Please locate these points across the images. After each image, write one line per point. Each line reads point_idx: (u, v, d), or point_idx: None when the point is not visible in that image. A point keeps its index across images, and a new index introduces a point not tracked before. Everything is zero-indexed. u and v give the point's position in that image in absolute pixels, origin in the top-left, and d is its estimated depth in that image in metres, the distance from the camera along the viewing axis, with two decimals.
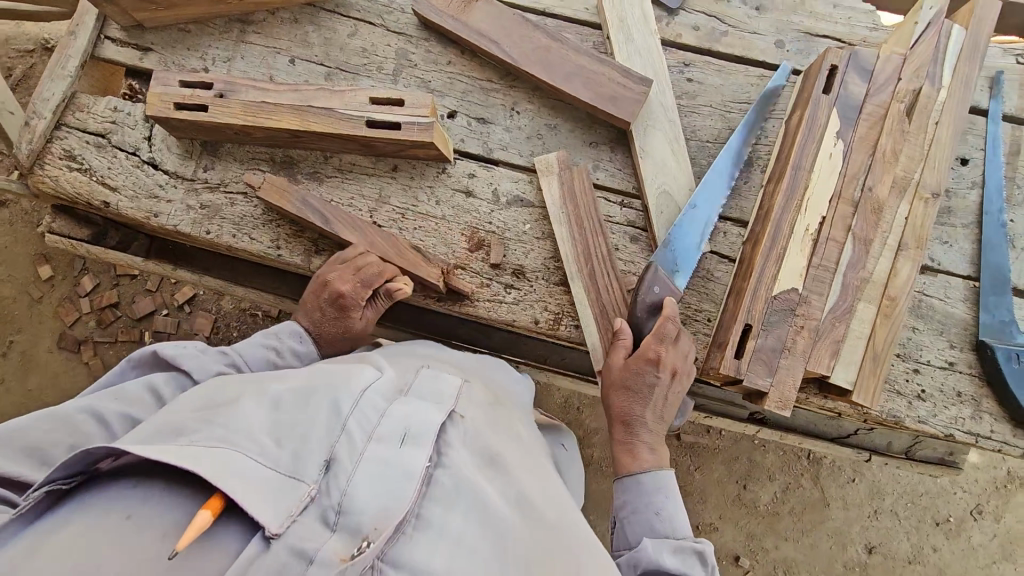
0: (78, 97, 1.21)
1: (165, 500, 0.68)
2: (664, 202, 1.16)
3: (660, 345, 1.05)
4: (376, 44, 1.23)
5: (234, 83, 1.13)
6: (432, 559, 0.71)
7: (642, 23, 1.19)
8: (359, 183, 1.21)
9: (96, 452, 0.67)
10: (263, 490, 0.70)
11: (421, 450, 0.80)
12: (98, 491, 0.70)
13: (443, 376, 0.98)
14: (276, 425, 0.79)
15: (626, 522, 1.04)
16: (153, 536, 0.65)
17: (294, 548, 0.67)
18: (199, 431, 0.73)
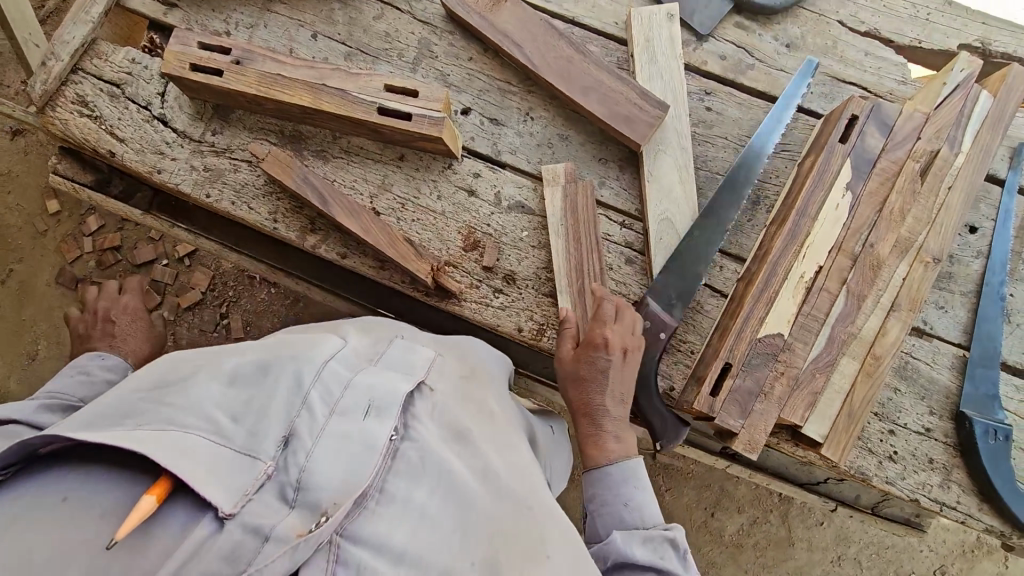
0: (98, 44, 1.21)
1: (110, 486, 0.69)
2: (664, 229, 1.15)
3: (601, 326, 1.04)
4: (400, 31, 1.23)
5: (253, 51, 1.13)
6: (393, 535, 0.74)
7: (668, 45, 1.18)
8: (364, 167, 1.21)
9: (35, 441, 0.67)
10: (215, 466, 0.70)
11: (386, 423, 0.81)
12: (37, 476, 0.69)
13: (413, 353, 1.00)
14: (232, 401, 0.78)
15: (596, 515, 0.99)
16: (93, 521, 0.66)
17: (248, 526, 0.67)
18: (146, 414, 0.73)
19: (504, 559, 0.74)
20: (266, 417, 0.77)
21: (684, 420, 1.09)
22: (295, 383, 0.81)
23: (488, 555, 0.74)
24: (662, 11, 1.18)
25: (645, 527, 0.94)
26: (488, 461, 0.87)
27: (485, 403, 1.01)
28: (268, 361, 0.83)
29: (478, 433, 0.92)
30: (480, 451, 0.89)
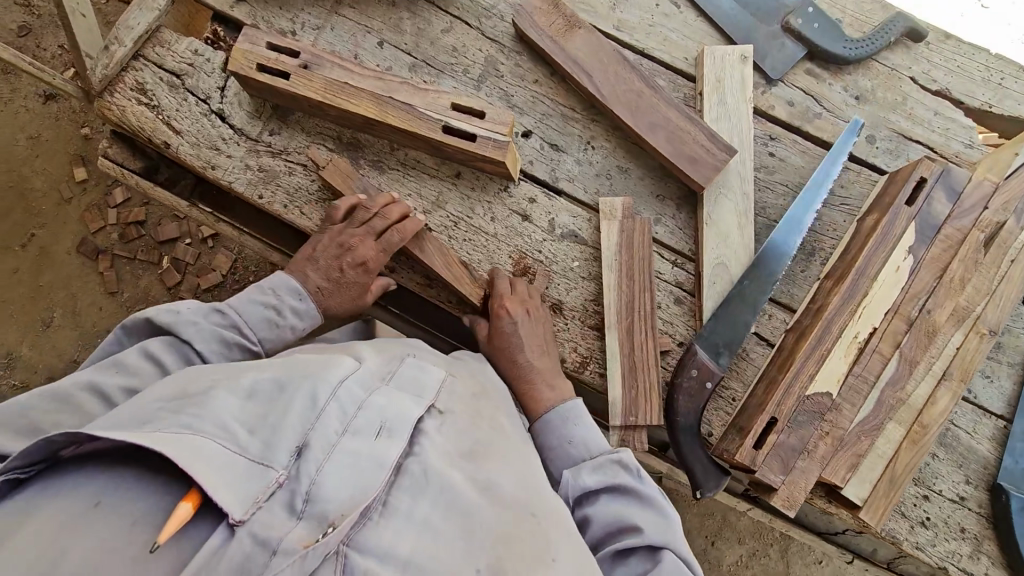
0: (162, 32, 1.20)
1: (137, 492, 0.67)
2: (719, 274, 1.13)
3: (495, 300, 1.11)
4: (467, 46, 1.21)
5: (321, 56, 1.11)
6: (398, 545, 0.73)
7: (739, 87, 1.16)
8: (420, 182, 1.19)
9: (56, 440, 0.66)
10: (229, 476, 0.69)
11: (395, 444, 0.82)
12: (65, 474, 0.69)
13: (425, 370, 0.98)
14: (248, 414, 0.78)
15: (549, 461, 1.05)
16: (124, 523, 0.65)
17: (257, 537, 0.66)
18: (164, 420, 0.72)
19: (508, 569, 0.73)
20: (281, 428, 0.77)
21: (724, 469, 1.10)
22: (308, 399, 0.81)
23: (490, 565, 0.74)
24: (736, 51, 1.16)
25: (589, 459, 1.00)
26: (494, 477, 0.86)
27: (498, 419, 0.98)
28: (283, 376, 0.84)
29: (487, 449, 0.91)
30: (488, 467, 0.87)
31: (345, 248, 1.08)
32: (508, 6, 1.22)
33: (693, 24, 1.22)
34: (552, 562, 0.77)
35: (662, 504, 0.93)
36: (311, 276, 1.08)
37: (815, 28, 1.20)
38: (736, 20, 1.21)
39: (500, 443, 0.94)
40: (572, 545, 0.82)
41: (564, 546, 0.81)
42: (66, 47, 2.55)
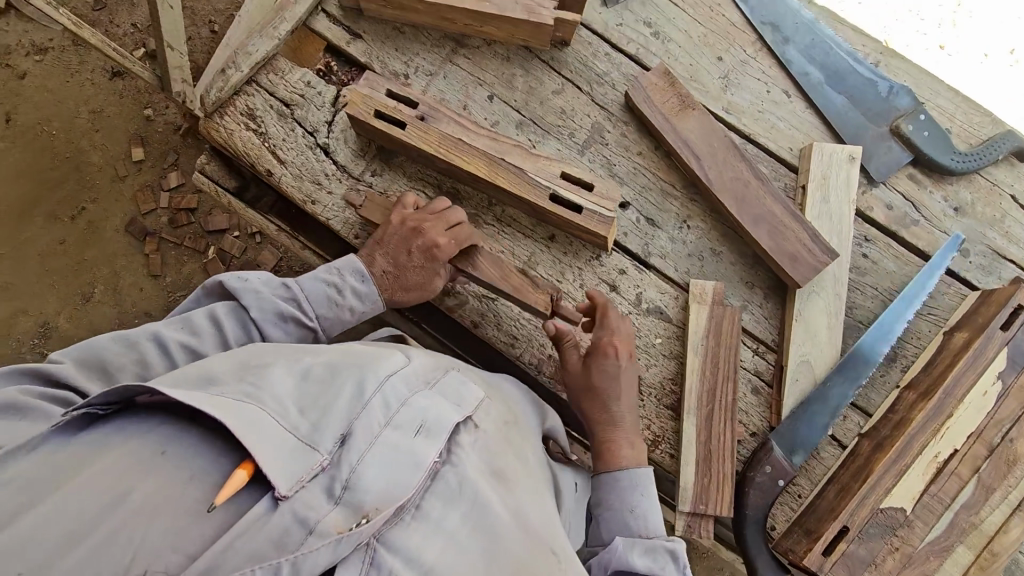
0: (277, 60, 1.21)
1: (200, 450, 0.68)
2: (802, 371, 1.13)
3: (604, 336, 1.08)
4: (575, 109, 1.22)
5: (437, 109, 1.13)
6: (425, 550, 0.73)
7: (844, 187, 1.16)
8: (513, 240, 1.20)
9: (135, 385, 0.68)
10: (280, 449, 0.70)
11: (434, 446, 0.80)
12: (133, 419, 0.69)
13: (466, 384, 0.95)
14: (303, 395, 0.79)
15: (601, 520, 1.03)
16: (182, 476, 0.65)
17: (298, 515, 0.67)
18: (229, 385, 0.75)
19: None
20: (329, 412, 0.77)
21: (784, 567, 1.10)
22: (358, 390, 0.81)
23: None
24: (844, 151, 1.17)
25: (641, 536, 0.97)
26: (520, 500, 0.86)
27: (524, 453, 0.96)
28: (336, 363, 0.85)
29: (516, 469, 0.90)
30: (515, 488, 0.87)
31: (413, 232, 1.08)
32: (621, 76, 1.23)
33: (801, 115, 1.23)
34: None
35: None
36: (378, 260, 1.08)
37: (924, 135, 1.20)
38: (846, 118, 1.21)
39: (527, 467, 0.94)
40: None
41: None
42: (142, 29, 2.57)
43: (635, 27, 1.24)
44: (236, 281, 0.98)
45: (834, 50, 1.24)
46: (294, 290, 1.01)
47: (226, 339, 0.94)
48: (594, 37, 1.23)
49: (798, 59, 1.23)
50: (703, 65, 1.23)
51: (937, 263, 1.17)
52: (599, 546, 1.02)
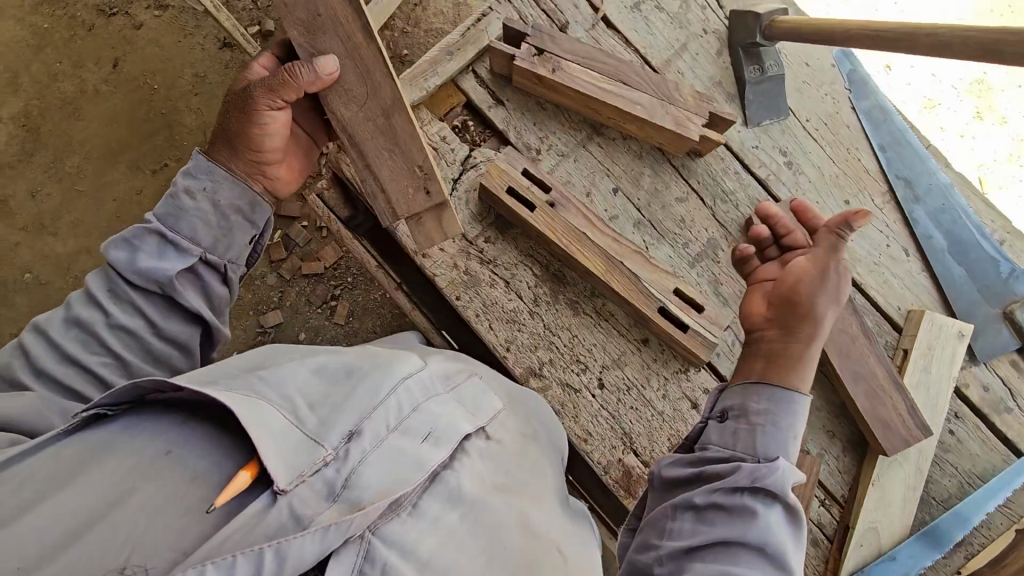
0: (419, 111, 1.24)
1: (205, 450, 0.73)
2: (868, 537, 1.12)
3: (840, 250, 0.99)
4: (695, 220, 1.23)
5: (568, 198, 1.17)
6: (421, 546, 0.73)
7: (946, 363, 1.16)
8: (607, 335, 1.20)
9: (144, 385, 0.73)
10: (283, 444, 0.72)
11: (439, 452, 0.80)
12: (143, 417, 0.75)
13: (487, 394, 0.97)
14: (315, 392, 0.81)
15: (753, 430, 0.84)
16: (183, 473, 0.70)
17: (294, 512, 0.68)
18: (236, 379, 0.79)
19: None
20: (341, 411, 0.78)
21: None
22: (373, 391, 0.81)
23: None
24: (955, 326, 1.17)
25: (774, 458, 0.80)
26: (527, 510, 0.84)
27: (542, 467, 0.96)
28: (354, 366, 0.86)
29: (524, 483, 0.89)
30: (522, 500, 0.85)
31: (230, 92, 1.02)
32: (747, 198, 1.23)
33: (915, 277, 1.21)
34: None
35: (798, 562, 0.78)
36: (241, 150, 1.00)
37: None
38: (962, 291, 1.20)
39: (539, 480, 0.93)
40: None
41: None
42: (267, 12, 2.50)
43: (770, 153, 1.25)
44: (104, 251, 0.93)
45: (962, 219, 1.23)
46: (151, 223, 0.92)
47: (106, 308, 0.90)
48: (728, 154, 1.24)
49: (925, 220, 1.23)
50: (830, 206, 1.23)
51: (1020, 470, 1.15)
52: (727, 451, 0.84)
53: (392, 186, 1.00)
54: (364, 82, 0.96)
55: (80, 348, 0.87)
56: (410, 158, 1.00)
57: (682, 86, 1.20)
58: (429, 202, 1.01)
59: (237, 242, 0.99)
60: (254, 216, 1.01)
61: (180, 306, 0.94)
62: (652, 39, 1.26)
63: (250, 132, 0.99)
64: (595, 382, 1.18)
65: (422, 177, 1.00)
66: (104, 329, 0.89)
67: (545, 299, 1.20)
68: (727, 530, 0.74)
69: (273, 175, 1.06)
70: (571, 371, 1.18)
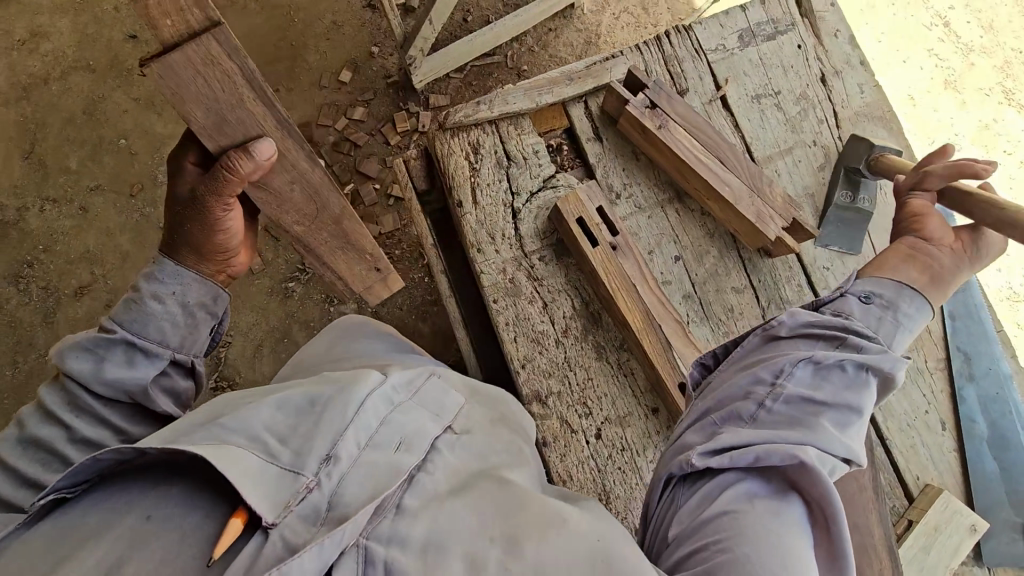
0: (523, 120, 1.29)
1: (185, 508, 0.66)
2: None
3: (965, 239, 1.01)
4: (743, 314, 1.21)
5: (630, 248, 1.18)
6: (414, 528, 0.70)
7: (949, 552, 1.09)
8: (621, 391, 1.19)
9: (103, 458, 0.67)
10: (262, 484, 0.68)
11: (416, 456, 0.78)
12: (105, 494, 0.68)
13: (448, 392, 0.93)
14: (280, 427, 0.76)
15: (894, 325, 0.90)
16: (171, 536, 0.64)
17: (286, 542, 0.64)
18: (194, 433, 0.71)
19: (525, 544, 0.69)
20: (313, 437, 0.74)
21: None
22: (341, 410, 0.77)
23: (506, 538, 0.70)
24: (969, 518, 1.10)
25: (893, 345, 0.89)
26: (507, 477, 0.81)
27: (517, 443, 0.93)
28: (314, 389, 0.81)
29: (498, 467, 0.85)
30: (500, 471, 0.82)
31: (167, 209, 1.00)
32: None
33: (944, 452, 1.16)
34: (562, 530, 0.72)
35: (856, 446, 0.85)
36: (204, 259, 1.02)
37: None
38: (989, 485, 1.14)
39: (511, 456, 0.88)
40: (582, 516, 0.75)
41: (572, 522, 0.74)
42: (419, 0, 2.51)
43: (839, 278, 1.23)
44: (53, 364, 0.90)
45: (1011, 413, 1.18)
46: (115, 331, 0.91)
47: (69, 420, 0.86)
48: (797, 265, 1.24)
49: (973, 401, 1.18)
50: None
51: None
52: (869, 331, 0.88)
53: (346, 271, 1.27)
54: (313, 202, 1.09)
55: (36, 470, 0.82)
56: (361, 249, 1.24)
57: (775, 184, 1.21)
58: (380, 276, 1.31)
59: (202, 335, 1.01)
60: (214, 306, 1.03)
61: (146, 410, 0.93)
62: (761, 132, 1.28)
63: (214, 239, 1.00)
64: (592, 430, 1.17)
65: (375, 263, 1.28)
66: (68, 443, 0.85)
67: (574, 333, 1.21)
68: (845, 393, 0.82)
69: (236, 268, 1.08)
70: (573, 410, 1.18)
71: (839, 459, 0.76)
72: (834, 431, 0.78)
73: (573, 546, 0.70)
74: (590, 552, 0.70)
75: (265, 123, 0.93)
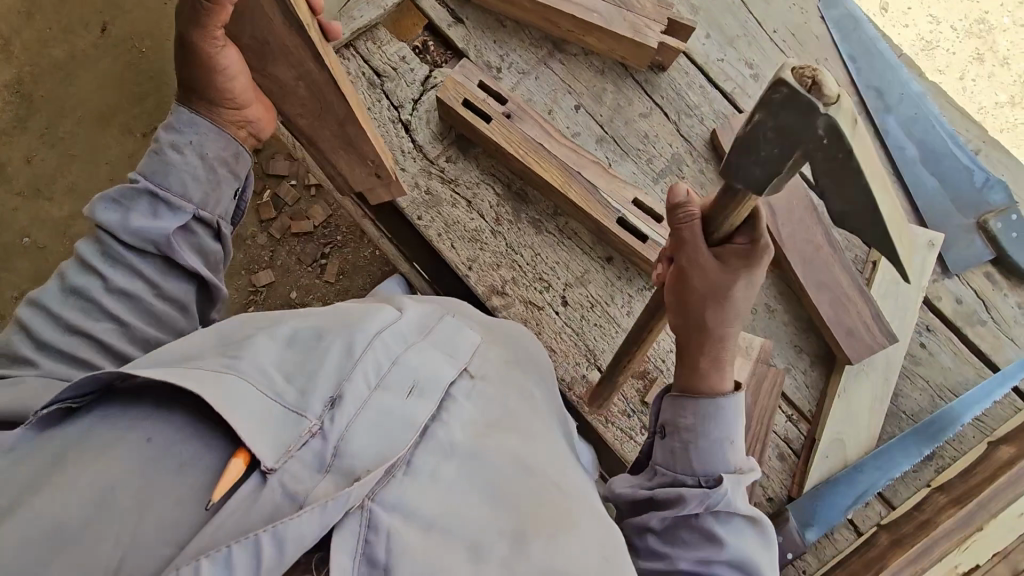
0: (378, 30, 1.23)
1: (189, 435, 0.58)
2: (834, 448, 1.11)
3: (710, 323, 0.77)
4: (659, 136, 1.20)
5: (525, 111, 1.15)
6: (422, 505, 0.61)
7: (917, 272, 1.13)
8: (570, 254, 1.19)
9: (107, 375, 0.58)
10: (263, 419, 0.60)
11: (427, 405, 0.68)
12: (107, 412, 0.60)
13: (461, 329, 0.82)
14: (286, 363, 0.66)
15: (690, 448, 0.78)
16: (171, 469, 0.56)
17: (287, 493, 0.57)
18: (203, 360, 0.64)
19: (533, 540, 0.61)
20: (316, 374, 0.65)
21: None
22: (343, 351, 0.67)
23: (513, 535, 0.61)
24: (925, 235, 1.13)
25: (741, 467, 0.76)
26: (524, 447, 0.72)
27: (530, 389, 0.84)
28: (324, 325, 0.71)
29: (519, 419, 0.76)
30: (517, 434, 0.73)
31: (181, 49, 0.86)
32: (712, 113, 1.20)
33: None
34: (577, 525, 0.65)
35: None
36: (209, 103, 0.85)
37: (1011, 236, 1.15)
38: (933, 201, 1.17)
39: (529, 412, 0.79)
40: (595, 514, 0.68)
41: (587, 517, 0.67)
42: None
43: (735, 64, 1.22)
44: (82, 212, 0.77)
45: (935, 128, 1.19)
46: (138, 181, 0.77)
47: (104, 271, 0.74)
48: (693, 68, 1.22)
49: (897, 131, 1.19)
50: None
51: (1002, 371, 1.13)
52: (669, 474, 0.79)
53: (348, 171, 1.13)
54: (317, 99, 0.99)
55: (80, 316, 0.72)
56: (362, 152, 1.07)
57: None
58: (380, 183, 1.10)
59: (226, 197, 0.83)
60: (237, 167, 0.85)
61: (178, 266, 0.79)
62: None
63: (211, 81, 0.83)
64: (558, 299, 1.17)
65: (373, 166, 1.08)
66: (105, 295, 0.73)
67: (506, 219, 1.19)
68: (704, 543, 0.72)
69: (251, 123, 0.91)
70: (533, 288, 1.17)
71: None
72: None
73: (584, 548, 0.63)
74: (607, 553, 0.64)
75: (274, 23, 0.85)
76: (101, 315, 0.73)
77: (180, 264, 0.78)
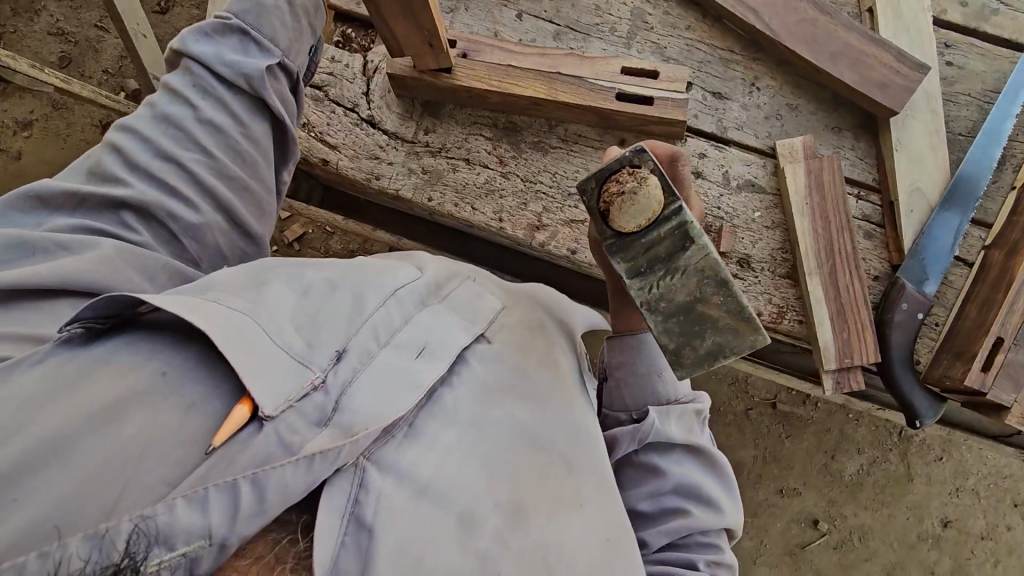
0: None
1: (197, 374, 0.56)
2: (916, 200, 1.09)
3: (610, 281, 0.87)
4: (611, 2, 1.14)
5: (478, 42, 1.11)
6: (420, 469, 0.62)
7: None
8: (585, 157, 1.14)
9: (122, 298, 0.56)
10: (265, 364, 0.58)
11: (436, 366, 0.69)
12: (123, 339, 0.57)
13: (482, 295, 0.84)
14: (304, 312, 0.66)
15: (621, 384, 0.85)
16: (178, 407, 0.54)
17: (282, 439, 0.55)
18: (220, 291, 0.62)
19: (529, 517, 0.64)
20: (323, 329, 0.65)
21: (938, 396, 1.12)
22: (356, 307, 0.68)
23: (510, 504, 0.64)
24: None
25: (682, 397, 0.83)
26: (538, 409, 0.74)
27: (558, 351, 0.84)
28: (338, 277, 0.71)
29: (538, 387, 0.77)
30: (526, 399, 0.75)
31: None
32: None
33: None
34: (582, 505, 0.68)
35: (723, 508, 0.79)
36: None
37: None
38: None
39: (552, 379, 0.79)
40: (600, 495, 0.71)
41: (597, 501, 0.70)
42: (75, 40, 1.95)
43: None
44: (173, 48, 0.77)
45: None
46: (230, 18, 0.76)
47: (194, 101, 0.74)
48: None
49: None
50: None
51: None
52: (611, 414, 0.86)
53: (400, 36, 1.00)
54: None
55: (172, 144, 0.72)
56: (420, 22, 0.95)
57: None
58: (431, 52, 1.02)
59: (305, 50, 0.84)
60: (316, 20, 0.85)
61: (264, 105, 0.78)
62: None
63: None
64: None
65: (425, 34, 0.98)
66: (195, 123, 0.73)
67: (509, 157, 1.14)
68: (646, 487, 0.79)
69: None
70: (569, 207, 1.13)
71: (700, 548, 0.77)
72: (652, 530, 0.78)
73: (588, 530, 0.67)
74: (610, 533, 0.68)
75: None
76: (190, 142, 0.73)
77: (265, 104, 0.78)
